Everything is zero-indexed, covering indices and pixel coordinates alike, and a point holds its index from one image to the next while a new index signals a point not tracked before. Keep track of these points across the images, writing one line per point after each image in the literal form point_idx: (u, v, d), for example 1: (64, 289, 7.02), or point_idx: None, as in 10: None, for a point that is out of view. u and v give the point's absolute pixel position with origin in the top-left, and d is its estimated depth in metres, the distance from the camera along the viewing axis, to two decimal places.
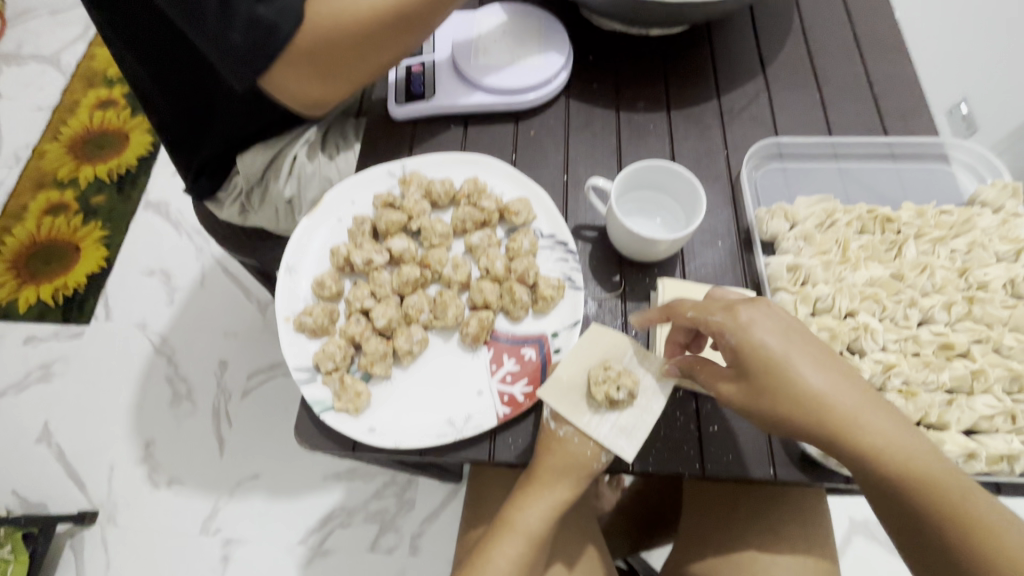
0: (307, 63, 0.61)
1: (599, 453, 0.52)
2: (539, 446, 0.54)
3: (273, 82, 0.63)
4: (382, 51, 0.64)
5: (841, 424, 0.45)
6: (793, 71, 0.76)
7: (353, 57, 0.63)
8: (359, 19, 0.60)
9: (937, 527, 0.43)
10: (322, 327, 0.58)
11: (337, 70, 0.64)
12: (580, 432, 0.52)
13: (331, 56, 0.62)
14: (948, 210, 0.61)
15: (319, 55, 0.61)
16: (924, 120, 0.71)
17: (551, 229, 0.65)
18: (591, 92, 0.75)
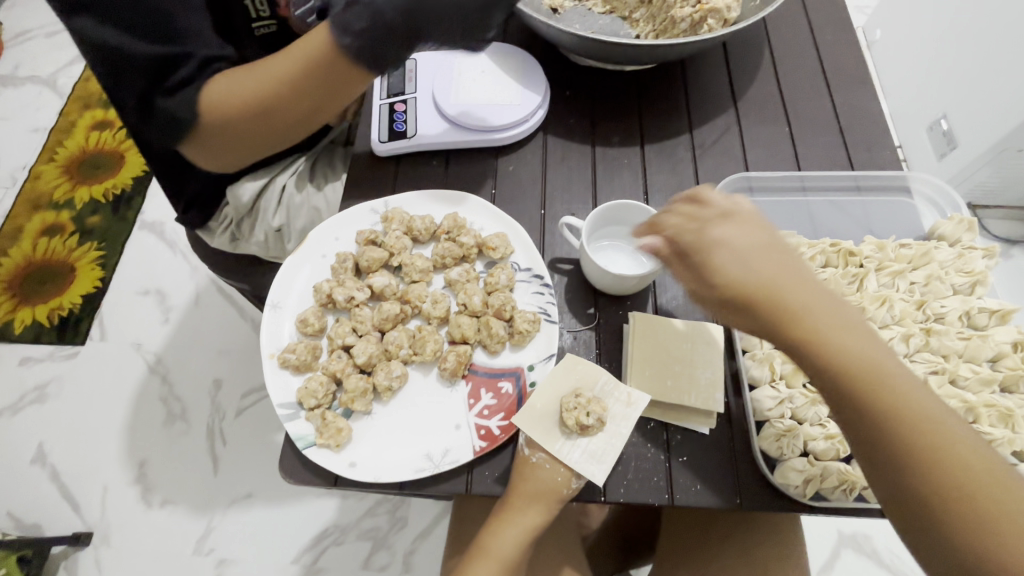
0: (213, 143, 0.64)
1: (569, 479, 0.54)
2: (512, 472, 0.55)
3: (196, 157, 0.68)
4: (288, 123, 0.65)
5: (799, 331, 0.42)
6: (763, 104, 0.79)
7: (258, 131, 0.64)
8: (254, 103, 0.61)
9: (897, 448, 0.40)
10: (305, 364, 0.60)
11: (253, 145, 0.66)
12: (551, 458, 0.54)
13: (236, 135, 0.64)
14: (907, 244, 0.64)
15: (220, 135, 0.64)
16: (888, 153, 0.74)
17: (527, 263, 0.67)
18: (568, 126, 0.78)
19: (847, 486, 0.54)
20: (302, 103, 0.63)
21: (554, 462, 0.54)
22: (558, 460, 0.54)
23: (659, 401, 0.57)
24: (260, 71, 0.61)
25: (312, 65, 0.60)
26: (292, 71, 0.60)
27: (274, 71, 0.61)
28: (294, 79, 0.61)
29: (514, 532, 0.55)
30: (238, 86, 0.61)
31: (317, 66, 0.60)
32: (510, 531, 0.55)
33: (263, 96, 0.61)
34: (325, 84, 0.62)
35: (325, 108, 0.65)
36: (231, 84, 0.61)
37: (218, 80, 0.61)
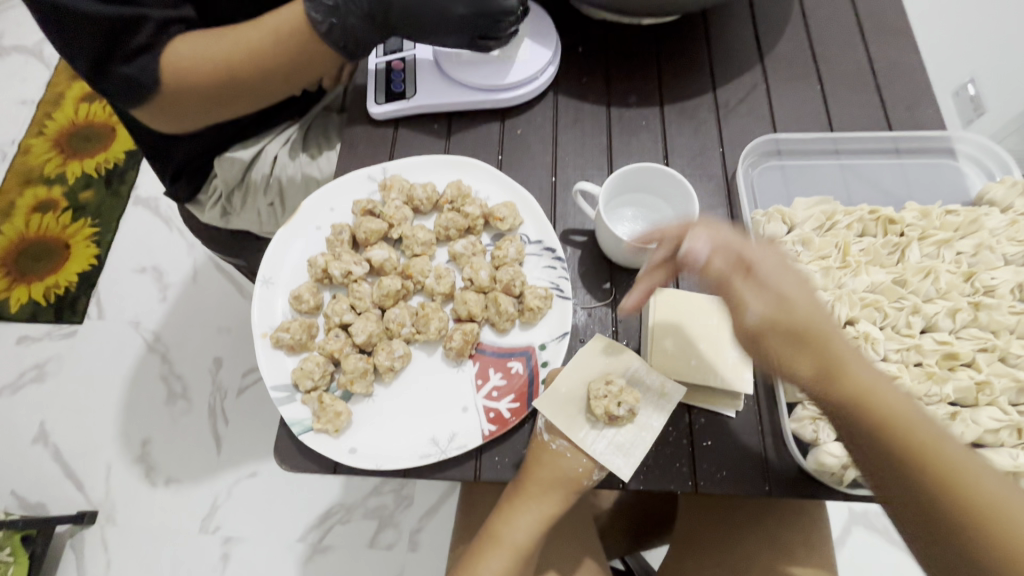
0: (169, 105, 0.60)
1: (592, 470, 0.50)
2: (528, 457, 0.51)
3: (148, 119, 0.63)
4: (253, 92, 0.62)
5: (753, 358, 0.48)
6: (792, 60, 0.72)
7: (220, 98, 0.61)
8: (224, 65, 0.58)
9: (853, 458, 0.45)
10: (300, 343, 0.56)
11: (217, 109, 0.63)
12: (573, 447, 0.50)
13: (196, 99, 0.60)
14: (954, 210, 0.58)
15: (180, 100, 0.60)
16: (930, 111, 0.68)
17: (538, 234, 0.62)
18: (581, 85, 0.72)
19: None
20: (271, 74, 0.60)
21: (577, 451, 0.50)
22: (581, 448, 0.50)
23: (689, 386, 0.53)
24: (229, 37, 0.59)
25: (286, 37, 0.58)
26: (266, 40, 0.58)
27: (243, 39, 0.58)
28: (265, 47, 0.58)
29: (530, 519, 0.51)
30: (204, 49, 0.58)
31: (293, 35, 0.58)
32: (524, 519, 0.51)
33: (230, 62, 0.58)
34: (299, 58, 0.60)
35: (295, 82, 0.63)
36: (202, 45, 0.58)
37: (183, 41, 0.58)
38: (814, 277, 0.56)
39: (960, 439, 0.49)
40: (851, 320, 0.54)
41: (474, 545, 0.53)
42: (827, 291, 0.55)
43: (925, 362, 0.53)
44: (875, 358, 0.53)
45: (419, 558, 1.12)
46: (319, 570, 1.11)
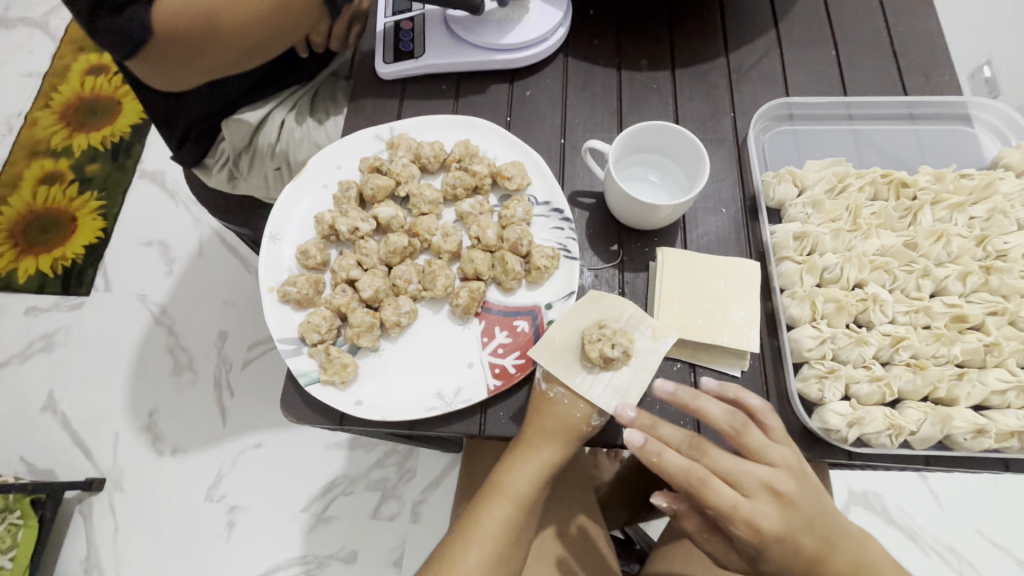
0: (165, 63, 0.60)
1: (590, 413, 0.50)
2: (528, 407, 0.52)
3: (142, 77, 0.63)
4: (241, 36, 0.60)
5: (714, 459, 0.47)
6: (808, 26, 0.71)
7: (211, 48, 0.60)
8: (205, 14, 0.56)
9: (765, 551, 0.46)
10: (307, 298, 0.56)
11: (201, 61, 0.61)
12: (569, 394, 0.50)
13: (186, 51, 0.58)
14: (968, 174, 0.57)
15: (174, 58, 0.59)
16: (947, 78, 0.66)
17: (546, 196, 0.61)
18: (591, 49, 0.71)
19: (893, 432, 0.48)
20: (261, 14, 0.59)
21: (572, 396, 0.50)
22: (579, 393, 0.50)
23: (688, 340, 0.53)
24: None
25: None
26: None
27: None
28: None
29: (531, 467, 0.51)
30: None
31: None
32: (526, 468, 0.51)
33: (218, 10, 0.57)
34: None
35: (287, 22, 0.62)
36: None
37: None
38: (824, 239, 0.55)
39: (966, 401, 0.50)
40: (860, 283, 0.54)
41: (477, 497, 0.53)
42: (837, 253, 0.55)
43: (934, 325, 0.52)
44: (884, 320, 0.53)
45: (421, 528, 1.13)
46: (323, 539, 1.13)
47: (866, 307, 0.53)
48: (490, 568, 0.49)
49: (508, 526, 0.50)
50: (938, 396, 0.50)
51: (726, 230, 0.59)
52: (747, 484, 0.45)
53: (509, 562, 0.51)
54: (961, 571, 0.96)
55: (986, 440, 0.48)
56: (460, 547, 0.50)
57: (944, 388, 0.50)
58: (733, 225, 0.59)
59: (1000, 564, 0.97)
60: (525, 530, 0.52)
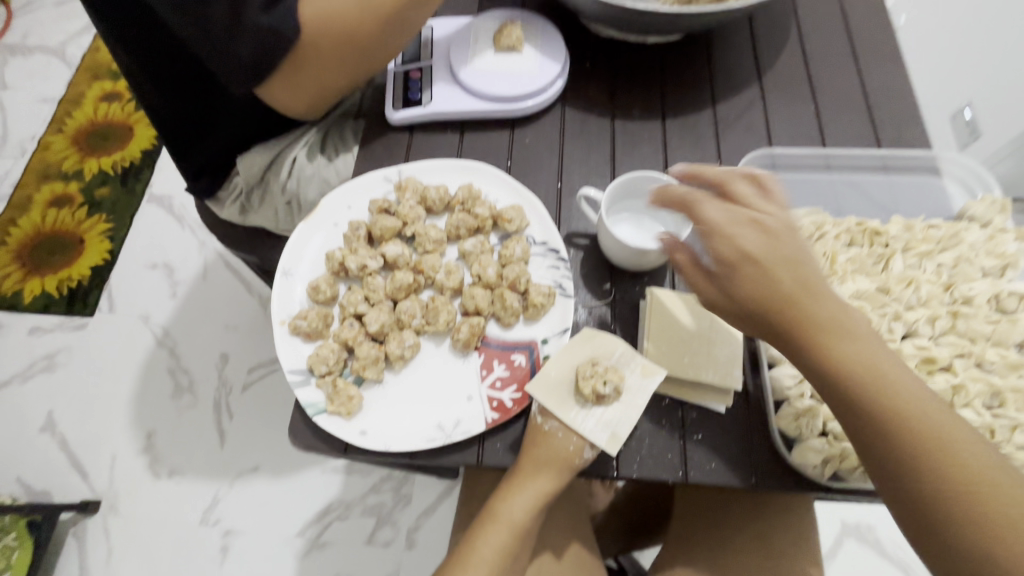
0: (293, 80, 0.66)
1: (583, 446, 0.53)
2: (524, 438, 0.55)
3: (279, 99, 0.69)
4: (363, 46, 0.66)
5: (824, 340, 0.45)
6: (789, 80, 0.76)
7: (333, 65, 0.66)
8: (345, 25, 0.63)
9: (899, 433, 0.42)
10: (316, 331, 0.60)
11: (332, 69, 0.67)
12: (563, 427, 0.53)
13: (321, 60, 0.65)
14: (936, 225, 0.62)
15: (303, 74, 0.66)
16: (918, 132, 0.71)
17: (543, 236, 0.65)
18: (587, 98, 0.76)
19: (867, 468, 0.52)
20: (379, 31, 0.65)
21: (566, 430, 0.53)
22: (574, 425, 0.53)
23: (675, 377, 0.56)
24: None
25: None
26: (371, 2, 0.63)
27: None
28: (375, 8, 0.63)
29: (527, 496, 0.54)
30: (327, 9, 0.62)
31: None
32: (521, 497, 0.54)
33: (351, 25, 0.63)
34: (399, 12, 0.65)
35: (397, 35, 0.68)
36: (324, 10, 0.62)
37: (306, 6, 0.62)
38: None
39: None
40: None
41: (475, 524, 0.56)
42: None
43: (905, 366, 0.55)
44: None
45: (415, 555, 1.14)
46: (316, 565, 1.13)
47: None
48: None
49: (503, 553, 0.54)
50: None
51: None
52: (766, 283, 0.46)
53: None
54: None
55: None
56: (457, 573, 0.53)
57: None
58: None
59: None
60: (519, 556, 0.55)
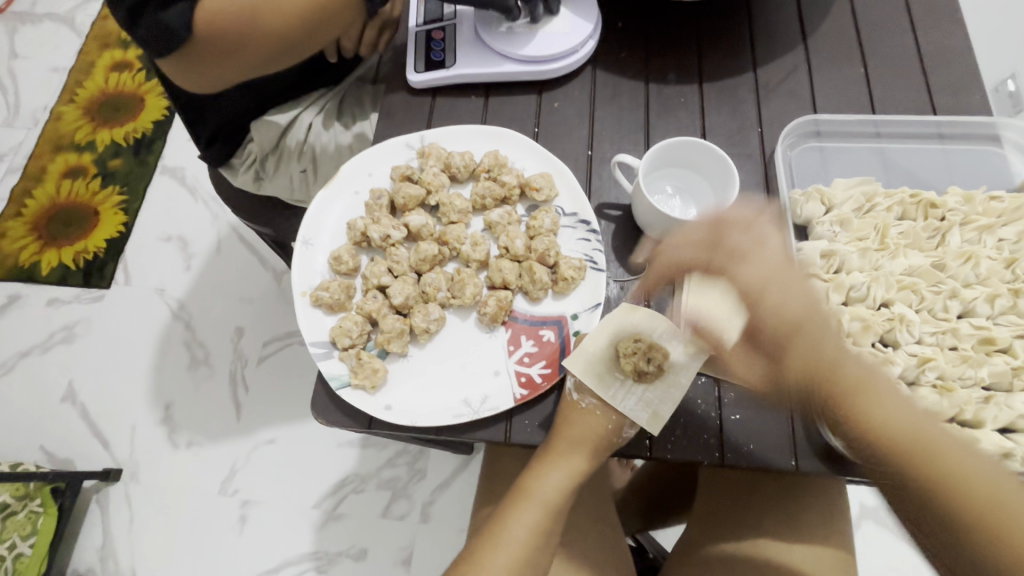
0: (187, 64, 0.61)
1: (622, 423, 0.52)
2: (558, 414, 0.53)
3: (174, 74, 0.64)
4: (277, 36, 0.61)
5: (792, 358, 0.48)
6: (836, 42, 0.71)
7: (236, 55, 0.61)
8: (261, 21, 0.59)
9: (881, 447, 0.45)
10: (339, 302, 0.58)
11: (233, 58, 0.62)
12: (601, 405, 0.52)
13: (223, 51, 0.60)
14: (999, 196, 0.57)
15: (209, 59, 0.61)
16: (978, 97, 0.66)
17: (573, 207, 0.62)
18: (619, 61, 0.72)
19: None
20: (299, 24, 0.61)
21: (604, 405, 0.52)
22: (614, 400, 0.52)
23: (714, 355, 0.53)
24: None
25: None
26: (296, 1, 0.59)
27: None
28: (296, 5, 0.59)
29: (561, 473, 0.52)
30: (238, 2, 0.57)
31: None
32: (555, 475, 0.52)
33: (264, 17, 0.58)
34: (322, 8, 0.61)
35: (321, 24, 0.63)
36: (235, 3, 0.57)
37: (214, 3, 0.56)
38: (850, 258, 0.56)
39: (992, 423, 0.49)
40: (886, 302, 0.55)
41: (505, 502, 0.54)
42: (863, 272, 0.56)
43: (961, 346, 0.53)
44: (910, 340, 0.53)
45: (431, 529, 1.14)
46: (333, 536, 1.14)
47: (892, 327, 0.53)
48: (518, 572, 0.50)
49: (537, 532, 0.52)
50: (965, 419, 0.50)
51: None
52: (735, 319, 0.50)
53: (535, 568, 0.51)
54: None
55: (1014, 462, 0.48)
56: (488, 551, 0.51)
57: (971, 410, 0.50)
58: None
59: None
60: (551, 537, 0.53)
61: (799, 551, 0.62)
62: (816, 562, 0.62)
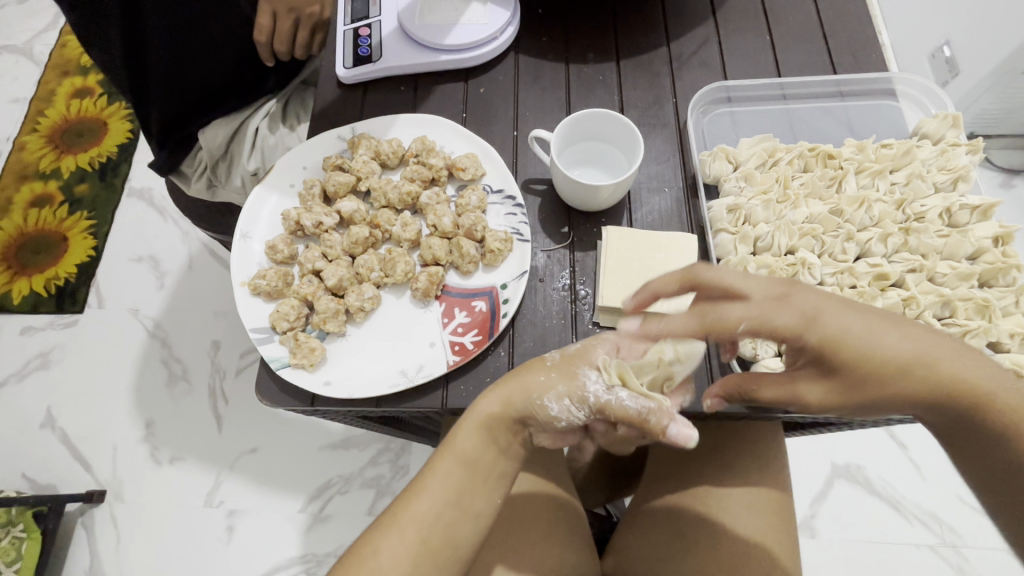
0: None
1: (581, 390, 0.47)
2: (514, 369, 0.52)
3: None
4: None
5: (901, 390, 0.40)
6: (743, 13, 0.75)
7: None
8: None
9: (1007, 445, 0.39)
10: (276, 289, 0.60)
11: None
12: (560, 368, 0.48)
13: None
14: (888, 144, 0.61)
15: None
16: (875, 56, 0.71)
17: (499, 184, 0.65)
18: (541, 45, 0.75)
19: None
20: None
21: (572, 359, 0.49)
22: (588, 359, 0.49)
23: (614, 307, 0.57)
24: None
25: None
26: None
27: None
28: None
29: (474, 422, 0.50)
30: None
31: None
32: (467, 423, 0.50)
33: None
34: None
35: None
36: None
37: None
38: (755, 210, 0.59)
39: None
40: (791, 249, 0.58)
41: (431, 457, 0.52)
42: (769, 223, 0.59)
43: (859, 284, 0.56)
44: (813, 282, 0.57)
45: None
46: (320, 538, 1.15)
47: (795, 271, 0.57)
48: (428, 528, 0.47)
49: (449, 485, 0.49)
50: None
51: (668, 209, 0.63)
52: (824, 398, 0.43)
53: (450, 525, 0.48)
54: (942, 537, 1.02)
55: None
56: (403, 504, 0.49)
57: None
58: (675, 203, 0.64)
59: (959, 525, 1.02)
60: (473, 499, 0.49)
61: (737, 496, 0.64)
62: (754, 504, 0.63)
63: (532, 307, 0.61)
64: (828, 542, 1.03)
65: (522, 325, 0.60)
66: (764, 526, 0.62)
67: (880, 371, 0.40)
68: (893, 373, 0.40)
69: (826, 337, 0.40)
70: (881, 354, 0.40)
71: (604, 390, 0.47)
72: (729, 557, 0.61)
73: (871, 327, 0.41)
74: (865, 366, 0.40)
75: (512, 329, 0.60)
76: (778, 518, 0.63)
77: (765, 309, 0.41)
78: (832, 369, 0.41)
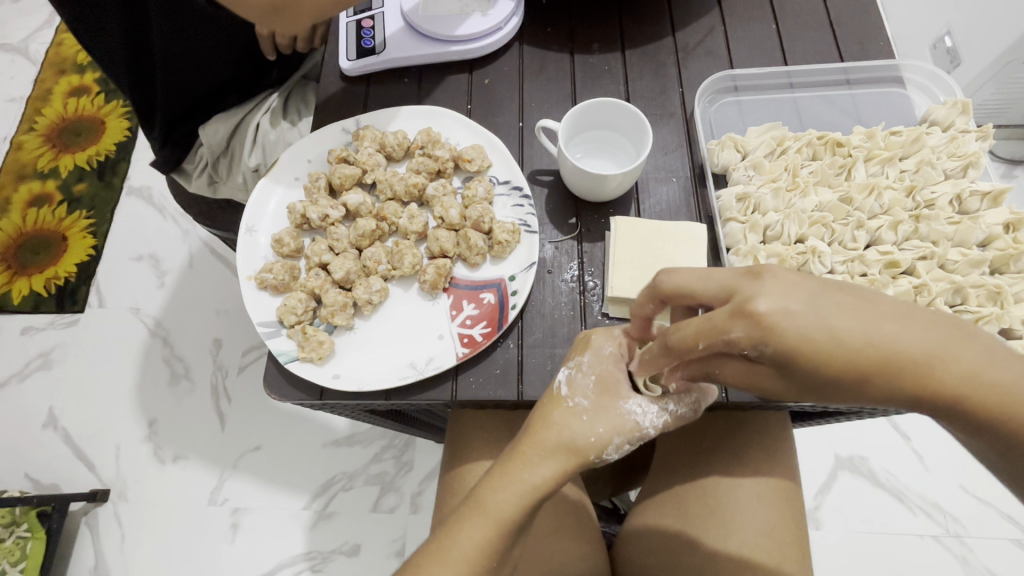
0: None
1: (635, 431, 0.48)
2: (536, 413, 0.49)
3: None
4: None
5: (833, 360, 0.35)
6: (748, 2, 0.74)
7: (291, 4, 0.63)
8: None
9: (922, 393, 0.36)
10: (283, 283, 0.60)
11: None
12: (591, 409, 0.48)
13: None
14: (898, 131, 0.61)
15: None
16: (882, 43, 0.70)
17: (505, 175, 0.65)
18: (544, 36, 0.74)
19: None
20: None
21: (603, 399, 0.48)
22: (617, 391, 0.49)
23: (623, 297, 0.57)
24: None
25: None
26: None
27: None
28: None
29: (519, 490, 0.46)
30: None
31: None
32: (512, 488, 0.46)
33: None
34: None
35: None
36: None
37: None
38: (764, 198, 0.59)
39: None
40: (801, 237, 0.58)
41: (455, 512, 0.48)
42: (778, 212, 0.59)
43: (870, 272, 0.56)
44: (823, 270, 0.57)
45: (420, 518, 1.16)
46: (324, 535, 1.15)
47: (806, 259, 0.57)
48: None
49: (488, 547, 0.45)
50: None
51: (676, 198, 0.63)
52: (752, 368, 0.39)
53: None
54: (946, 527, 1.02)
55: None
56: (432, 560, 0.46)
57: None
58: (683, 193, 0.63)
59: (964, 515, 1.02)
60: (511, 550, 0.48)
61: (744, 487, 0.63)
62: (762, 495, 0.63)
63: (540, 299, 0.61)
64: (832, 534, 1.03)
65: (531, 316, 0.60)
66: (773, 516, 0.62)
67: (847, 362, 0.35)
68: (831, 344, 0.35)
69: (780, 343, 0.35)
70: (819, 325, 0.35)
71: (657, 416, 0.48)
72: (739, 547, 0.60)
73: (824, 306, 0.35)
74: (818, 355, 0.35)
75: (520, 321, 0.60)
76: (786, 509, 0.63)
77: (715, 321, 0.36)
78: (787, 369, 0.36)
